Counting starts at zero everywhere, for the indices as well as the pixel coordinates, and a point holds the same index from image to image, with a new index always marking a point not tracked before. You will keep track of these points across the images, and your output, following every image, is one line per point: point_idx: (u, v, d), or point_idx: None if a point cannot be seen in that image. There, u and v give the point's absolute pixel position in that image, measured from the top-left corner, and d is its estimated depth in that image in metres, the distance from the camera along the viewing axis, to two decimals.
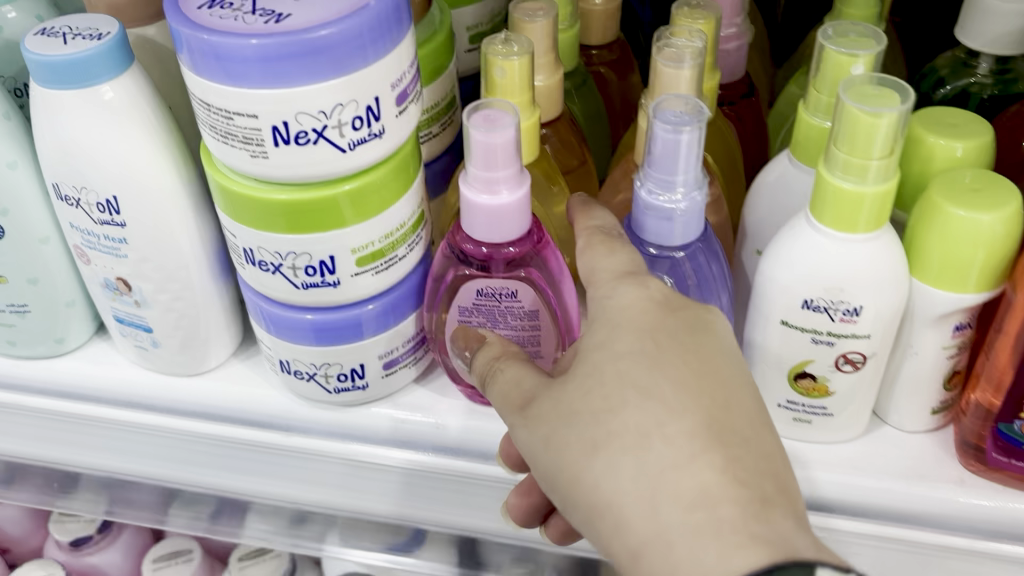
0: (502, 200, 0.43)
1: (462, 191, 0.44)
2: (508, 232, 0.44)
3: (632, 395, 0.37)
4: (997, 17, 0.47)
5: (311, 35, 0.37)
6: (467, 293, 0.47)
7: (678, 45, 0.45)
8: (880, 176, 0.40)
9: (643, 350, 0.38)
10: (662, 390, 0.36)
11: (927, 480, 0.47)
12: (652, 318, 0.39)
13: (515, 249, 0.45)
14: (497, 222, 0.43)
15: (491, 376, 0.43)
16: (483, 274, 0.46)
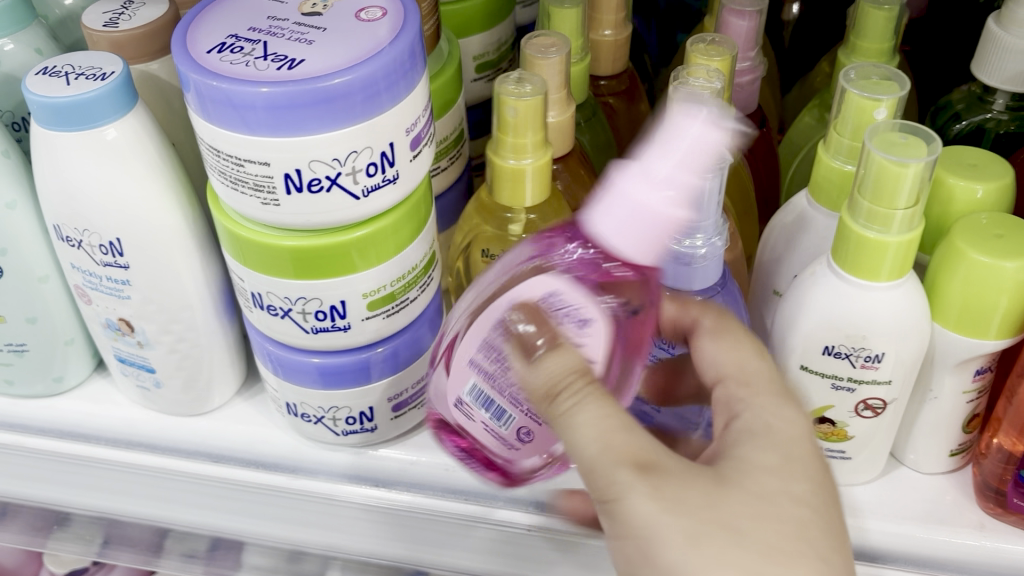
0: (665, 206, 0.37)
1: (614, 187, 0.37)
2: (641, 247, 0.37)
3: (797, 547, 0.33)
4: (1014, 54, 0.47)
5: (325, 83, 0.36)
6: (543, 286, 0.39)
7: (696, 85, 0.44)
8: (905, 225, 0.39)
9: (812, 500, 0.35)
10: (822, 548, 0.33)
11: (946, 525, 0.46)
12: (817, 464, 0.36)
13: (625, 272, 0.38)
14: (641, 225, 0.37)
15: (574, 402, 0.35)
16: (573, 281, 0.38)
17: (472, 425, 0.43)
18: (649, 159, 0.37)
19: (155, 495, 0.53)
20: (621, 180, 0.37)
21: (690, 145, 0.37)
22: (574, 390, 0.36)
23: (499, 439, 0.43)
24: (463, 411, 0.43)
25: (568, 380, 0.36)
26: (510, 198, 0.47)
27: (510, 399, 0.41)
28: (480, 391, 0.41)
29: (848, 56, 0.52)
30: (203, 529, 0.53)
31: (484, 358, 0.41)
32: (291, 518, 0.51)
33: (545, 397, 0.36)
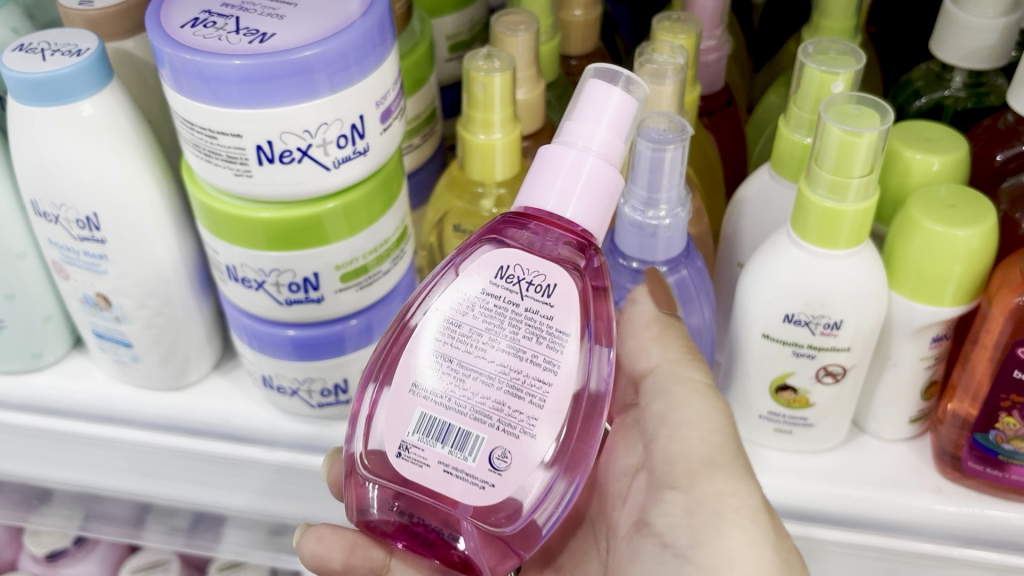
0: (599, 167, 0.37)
1: (549, 164, 0.37)
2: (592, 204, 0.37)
3: None
4: (971, 32, 0.48)
5: (296, 55, 0.37)
6: (493, 260, 0.37)
7: (660, 61, 0.45)
8: (861, 194, 0.41)
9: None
10: None
11: (905, 489, 0.47)
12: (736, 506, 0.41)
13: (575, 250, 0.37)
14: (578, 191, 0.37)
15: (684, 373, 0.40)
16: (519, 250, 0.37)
17: (426, 471, 0.37)
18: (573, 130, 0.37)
19: (132, 469, 0.54)
20: (553, 158, 0.37)
21: (616, 119, 0.37)
22: (701, 389, 0.40)
23: (469, 480, 0.37)
24: (411, 458, 0.37)
25: (694, 371, 0.40)
26: (481, 172, 0.48)
27: (469, 418, 0.36)
28: (428, 420, 0.37)
29: (811, 35, 0.53)
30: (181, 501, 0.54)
31: (425, 374, 0.37)
32: (267, 490, 0.52)
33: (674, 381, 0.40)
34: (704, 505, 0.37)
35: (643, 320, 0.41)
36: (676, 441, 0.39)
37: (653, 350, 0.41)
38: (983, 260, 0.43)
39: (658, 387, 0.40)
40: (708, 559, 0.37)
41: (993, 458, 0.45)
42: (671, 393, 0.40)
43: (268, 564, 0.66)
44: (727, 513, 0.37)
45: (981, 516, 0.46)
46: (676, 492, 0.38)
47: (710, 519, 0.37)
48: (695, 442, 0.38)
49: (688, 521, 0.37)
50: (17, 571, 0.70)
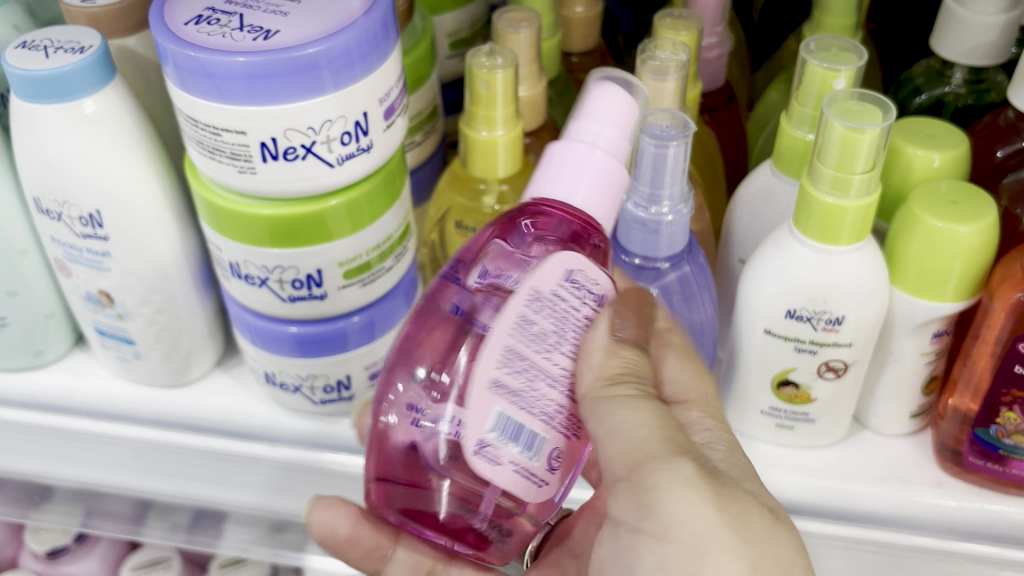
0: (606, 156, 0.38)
1: (556, 156, 0.38)
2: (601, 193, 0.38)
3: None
4: (971, 28, 0.48)
5: (299, 52, 0.37)
6: (561, 264, 0.36)
7: (662, 57, 0.46)
8: (863, 190, 0.41)
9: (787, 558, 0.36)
10: None
11: (906, 483, 0.48)
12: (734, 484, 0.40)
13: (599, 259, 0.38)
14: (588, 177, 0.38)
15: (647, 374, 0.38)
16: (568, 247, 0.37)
17: (497, 470, 0.35)
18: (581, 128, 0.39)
19: (134, 465, 0.54)
20: (562, 154, 0.38)
21: (619, 117, 0.39)
22: (624, 394, 0.36)
23: (531, 479, 0.36)
24: (485, 456, 0.35)
25: (615, 367, 0.36)
26: (483, 169, 0.48)
27: (539, 418, 0.36)
28: (507, 420, 0.35)
29: (812, 31, 0.53)
30: (183, 498, 0.54)
31: (505, 373, 0.35)
32: (268, 487, 0.52)
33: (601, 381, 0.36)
34: (647, 489, 0.35)
35: (588, 346, 0.37)
36: (610, 446, 0.36)
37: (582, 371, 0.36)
38: (984, 256, 0.43)
39: (586, 406, 0.36)
40: (657, 529, 0.35)
41: (993, 452, 0.46)
42: (595, 407, 0.36)
43: (270, 560, 0.66)
44: (666, 488, 0.34)
45: (982, 511, 0.46)
46: (626, 484, 0.36)
47: (652, 500, 0.35)
48: (625, 445, 0.35)
49: (633, 501, 0.35)
50: (17, 568, 0.70)
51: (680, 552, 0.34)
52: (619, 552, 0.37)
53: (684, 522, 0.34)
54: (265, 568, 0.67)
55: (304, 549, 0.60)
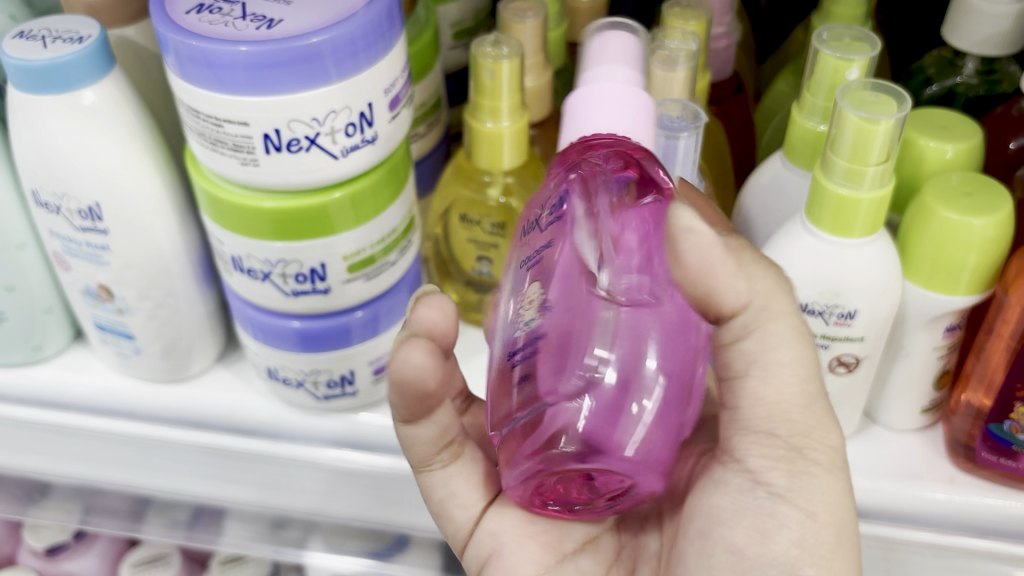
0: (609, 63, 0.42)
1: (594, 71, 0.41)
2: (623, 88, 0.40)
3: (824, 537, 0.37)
4: (983, 18, 0.47)
5: (303, 41, 0.37)
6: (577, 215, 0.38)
7: (672, 46, 0.45)
8: (877, 181, 0.40)
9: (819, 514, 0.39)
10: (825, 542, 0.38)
11: (919, 480, 0.47)
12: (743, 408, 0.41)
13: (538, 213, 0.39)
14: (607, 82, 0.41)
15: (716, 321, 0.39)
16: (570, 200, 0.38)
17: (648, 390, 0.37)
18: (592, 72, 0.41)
19: (134, 462, 0.53)
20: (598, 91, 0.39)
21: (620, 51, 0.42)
22: (800, 331, 0.35)
23: None
24: None
25: (789, 303, 0.35)
26: (488, 161, 0.47)
27: None
28: None
29: (821, 21, 0.52)
30: (183, 495, 0.53)
31: None
32: (268, 484, 0.52)
33: (783, 314, 0.35)
34: (801, 455, 0.35)
35: (748, 274, 0.34)
36: (768, 384, 0.35)
37: (741, 282, 0.34)
38: (998, 249, 0.42)
39: (752, 325, 0.35)
40: (807, 504, 0.35)
41: (1007, 448, 0.45)
42: (768, 331, 0.35)
43: (272, 557, 0.65)
44: (820, 461, 0.35)
45: (996, 507, 0.46)
46: (770, 437, 0.35)
47: (807, 472, 0.35)
48: (794, 390, 0.35)
49: (786, 465, 0.35)
50: (16, 565, 0.69)
51: (824, 534, 0.35)
52: (743, 515, 0.35)
53: (831, 508, 0.35)
54: (267, 565, 0.66)
55: (305, 545, 0.60)
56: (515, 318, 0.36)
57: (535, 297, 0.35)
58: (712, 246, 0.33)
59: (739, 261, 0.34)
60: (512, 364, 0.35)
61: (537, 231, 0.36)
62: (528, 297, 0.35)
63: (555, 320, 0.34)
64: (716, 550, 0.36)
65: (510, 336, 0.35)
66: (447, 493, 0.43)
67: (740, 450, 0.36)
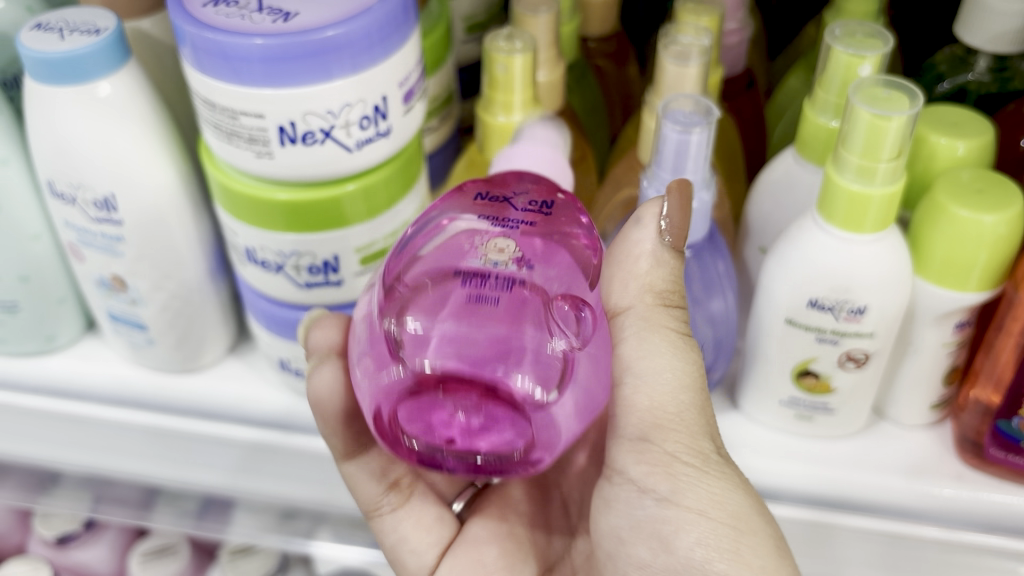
0: None
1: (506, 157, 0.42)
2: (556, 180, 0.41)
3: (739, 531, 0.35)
4: (996, 16, 0.48)
5: (318, 35, 0.37)
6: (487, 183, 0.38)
7: (685, 42, 0.45)
8: (888, 177, 0.40)
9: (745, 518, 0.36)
10: None
11: (928, 475, 0.47)
12: None
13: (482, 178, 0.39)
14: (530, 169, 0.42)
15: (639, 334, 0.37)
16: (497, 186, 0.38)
17: None
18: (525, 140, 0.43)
19: (145, 451, 0.53)
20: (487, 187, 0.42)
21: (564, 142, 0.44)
22: (674, 340, 0.37)
23: None
24: None
25: (669, 317, 0.38)
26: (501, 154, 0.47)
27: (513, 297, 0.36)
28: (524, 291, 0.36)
29: (834, 17, 0.52)
30: (193, 485, 0.54)
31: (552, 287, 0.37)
32: (277, 474, 0.52)
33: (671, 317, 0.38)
34: (674, 458, 0.35)
35: (646, 282, 0.38)
36: (646, 387, 0.36)
37: (632, 283, 0.38)
38: (1009, 245, 0.42)
39: (629, 327, 0.37)
40: (695, 503, 0.35)
41: (1016, 444, 0.45)
42: (643, 335, 0.37)
43: (280, 549, 0.66)
44: (693, 461, 0.35)
45: (1004, 504, 0.46)
46: (643, 443, 0.35)
47: (684, 475, 0.35)
48: (663, 397, 0.36)
49: (664, 470, 0.35)
50: (27, 553, 0.70)
51: (720, 530, 0.34)
52: (640, 527, 0.36)
53: (721, 505, 0.34)
54: (275, 557, 0.67)
55: (313, 535, 0.60)
56: (474, 248, 0.35)
57: (511, 251, 0.35)
58: (646, 250, 0.38)
59: (652, 259, 0.38)
60: (463, 279, 0.34)
61: (511, 207, 0.37)
62: (495, 244, 0.35)
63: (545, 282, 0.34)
64: (631, 570, 0.37)
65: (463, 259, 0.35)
66: (398, 538, 0.47)
67: (622, 461, 0.36)
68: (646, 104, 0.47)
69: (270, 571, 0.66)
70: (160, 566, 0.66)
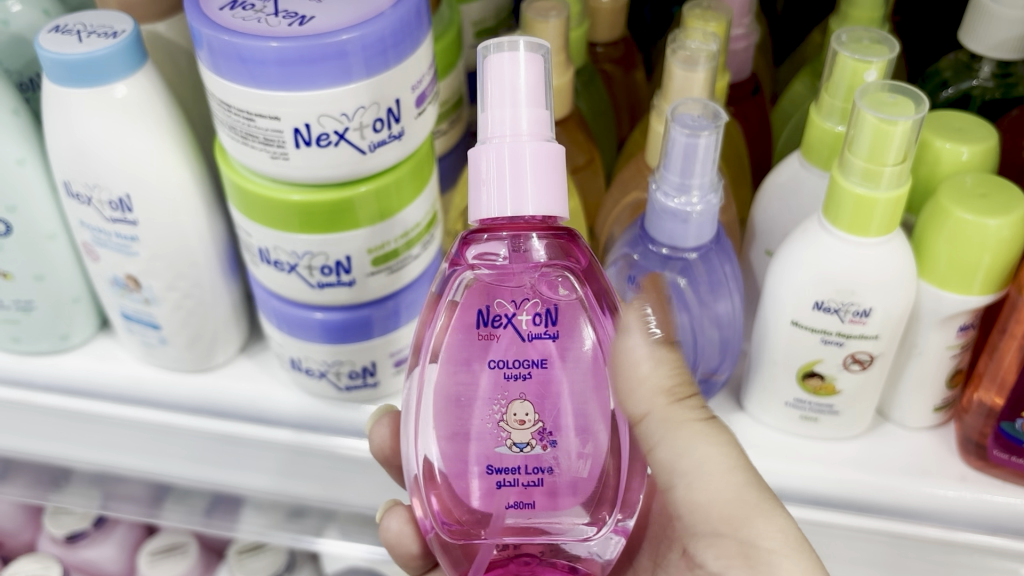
0: None
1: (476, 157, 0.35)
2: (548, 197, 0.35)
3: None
4: (1000, 22, 0.48)
5: (333, 39, 0.37)
6: (484, 296, 0.37)
7: (693, 47, 0.46)
8: (893, 182, 0.41)
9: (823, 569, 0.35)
10: None
11: (932, 476, 0.47)
12: None
13: (483, 273, 0.36)
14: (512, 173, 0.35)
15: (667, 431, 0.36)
16: (492, 272, 0.36)
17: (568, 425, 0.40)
18: (494, 125, 0.35)
19: (155, 449, 0.54)
20: (476, 164, 0.35)
21: (531, 76, 0.34)
22: (704, 431, 0.36)
23: None
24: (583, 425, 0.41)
25: (688, 411, 0.36)
26: None
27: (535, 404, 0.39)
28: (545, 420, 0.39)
29: (839, 24, 0.53)
30: (203, 482, 0.54)
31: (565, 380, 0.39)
32: (284, 470, 0.52)
33: (692, 411, 0.36)
34: (750, 546, 0.35)
35: (652, 385, 0.36)
36: (699, 486, 0.35)
37: (640, 392, 0.36)
38: (1013, 249, 0.43)
39: (654, 432, 0.36)
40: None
41: (1018, 446, 0.46)
42: (671, 439, 0.36)
43: (288, 547, 0.66)
44: (770, 543, 0.34)
45: (1007, 505, 0.46)
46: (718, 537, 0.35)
47: (762, 556, 0.34)
48: (716, 491, 0.35)
49: (742, 558, 0.35)
50: (37, 551, 0.70)
51: None
52: None
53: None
54: (284, 555, 0.67)
55: (320, 533, 0.61)
56: (497, 431, 0.38)
57: (532, 422, 0.38)
58: (643, 356, 0.36)
59: (654, 363, 0.36)
60: (500, 477, 0.39)
61: (513, 332, 0.37)
62: (514, 415, 0.38)
63: (567, 444, 0.38)
64: None
65: (493, 447, 0.38)
66: None
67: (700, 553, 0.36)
68: (655, 109, 0.47)
69: (277, 569, 0.67)
70: (169, 564, 0.67)
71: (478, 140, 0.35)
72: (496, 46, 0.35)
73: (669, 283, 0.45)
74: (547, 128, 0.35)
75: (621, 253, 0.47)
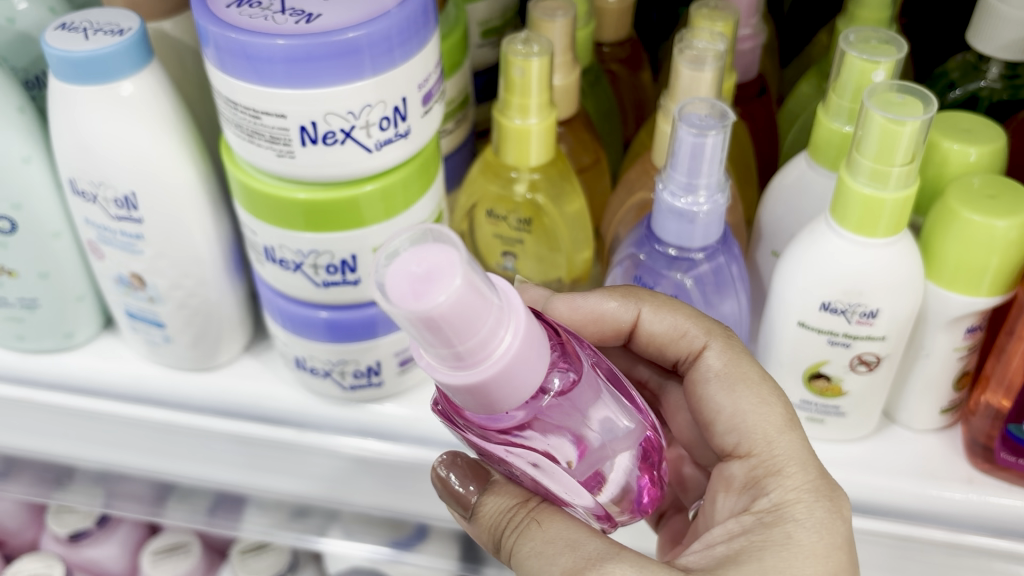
0: None
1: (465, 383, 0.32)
2: (523, 377, 0.33)
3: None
4: (1007, 23, 0.48)
5: (340, 36, 0.37)
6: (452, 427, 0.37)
7: (700, 47, 0.46)
8: (901, 182, 0.41)
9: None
10: None
11: (938, 479, 0.47)
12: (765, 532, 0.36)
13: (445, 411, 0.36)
14: (501, 386, 0.32)
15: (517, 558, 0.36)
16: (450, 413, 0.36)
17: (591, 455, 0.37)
18: (463, 347, 0.31)
19: (158, 448, 0.54)
20: (472, 389, 0.32)
21: (465, 287, 0.30)
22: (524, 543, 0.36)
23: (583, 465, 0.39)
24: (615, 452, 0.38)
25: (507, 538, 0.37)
26: (516, 156, 0.48)
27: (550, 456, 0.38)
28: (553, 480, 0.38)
29: (846, 24, 0.53)
30: (206, 482, 0.54)
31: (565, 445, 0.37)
32: (287, 470, 0.52)
33: (515, 536, 0.36)
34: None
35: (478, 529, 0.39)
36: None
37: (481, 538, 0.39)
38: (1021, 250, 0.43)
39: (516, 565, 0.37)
40: None
41: None
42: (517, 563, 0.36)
43: (291, 548, 0.66)
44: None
45: (1013, 507, 0.46)
46: None
47: None
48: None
49: None
50: (39, 550, 0.70)
51: None
52: None
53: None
54: (287, 555, 0.67)
55: (323, 533, 0.61)
56: None
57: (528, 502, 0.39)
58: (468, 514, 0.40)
59: (487, 514, 0.38)
60: None
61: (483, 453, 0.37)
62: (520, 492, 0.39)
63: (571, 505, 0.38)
64: None
65: None
66: None
67: None
68: (661, 109, 0.47)
69: (279, 570, 0.66)
70: (171, 563, 0.67)
71: (450, 366, 0.32)
72: (400, 276, 0.30)
73: (674, 282, 0.46)
74: (495, 301, 0.31)
75: (627, 253, 0.47)
